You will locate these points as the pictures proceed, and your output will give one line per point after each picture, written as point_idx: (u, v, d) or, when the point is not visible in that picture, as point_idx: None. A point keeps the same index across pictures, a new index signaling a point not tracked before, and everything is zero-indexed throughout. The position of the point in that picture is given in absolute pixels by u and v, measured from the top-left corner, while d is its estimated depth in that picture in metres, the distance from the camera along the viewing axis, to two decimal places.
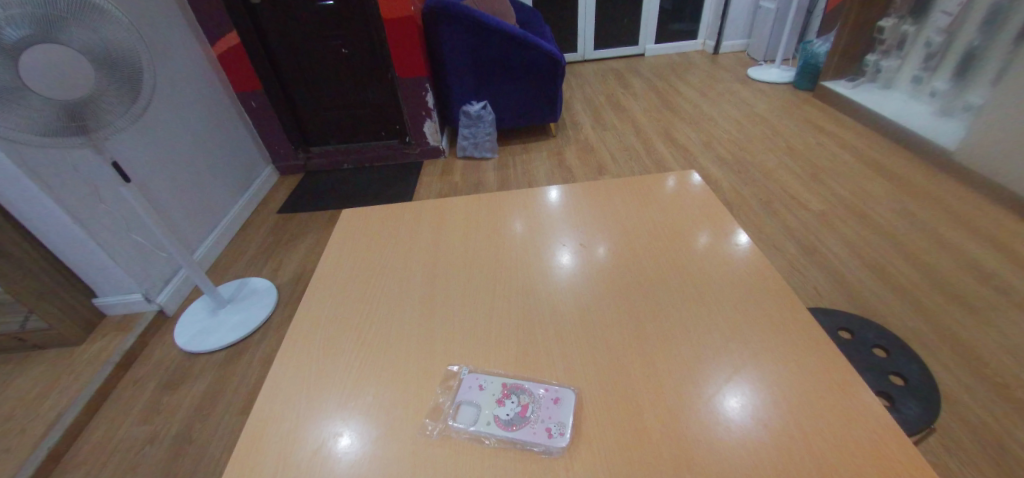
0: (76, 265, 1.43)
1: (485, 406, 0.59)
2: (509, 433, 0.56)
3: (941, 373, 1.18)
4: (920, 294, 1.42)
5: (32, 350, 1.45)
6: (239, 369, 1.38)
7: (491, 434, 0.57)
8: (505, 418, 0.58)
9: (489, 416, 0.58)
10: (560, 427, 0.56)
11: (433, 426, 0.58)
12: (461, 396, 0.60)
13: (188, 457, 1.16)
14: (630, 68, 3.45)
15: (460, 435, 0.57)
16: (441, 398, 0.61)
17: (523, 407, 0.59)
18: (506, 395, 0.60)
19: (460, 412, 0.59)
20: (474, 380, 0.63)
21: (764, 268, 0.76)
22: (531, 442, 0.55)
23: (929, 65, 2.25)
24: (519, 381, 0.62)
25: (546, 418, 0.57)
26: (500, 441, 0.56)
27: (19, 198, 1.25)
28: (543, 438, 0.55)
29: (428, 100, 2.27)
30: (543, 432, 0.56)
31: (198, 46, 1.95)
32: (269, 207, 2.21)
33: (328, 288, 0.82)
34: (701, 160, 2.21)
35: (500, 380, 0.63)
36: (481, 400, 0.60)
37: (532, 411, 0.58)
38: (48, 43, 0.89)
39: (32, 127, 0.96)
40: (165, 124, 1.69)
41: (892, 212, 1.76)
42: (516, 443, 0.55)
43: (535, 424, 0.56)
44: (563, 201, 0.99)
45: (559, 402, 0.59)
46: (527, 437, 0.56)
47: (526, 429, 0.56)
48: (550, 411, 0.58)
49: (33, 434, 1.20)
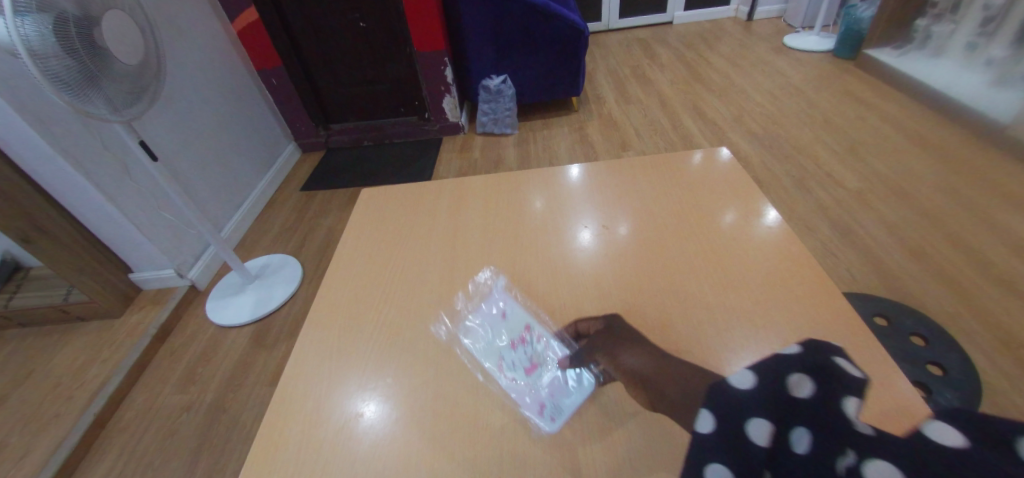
0: (113, 242, 1.49)
1: (495, 332, 0.66)
2: (505, 378, 0.60)
3: (982, 363, 1.13)
4: (964, 279, 1.34)
5: (77, 321, 1.53)
6: (268, 342, 1.43)
7: (488, 362, 0.63)
8: (509, 362, 0.62)
9: (495, 347, 0.65)
10: (558, 409, 0.56)
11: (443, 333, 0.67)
12: (478, 309, 0.70)
13: (222, 425, 1.22)
14: (656, 38, 3.30)
15: (456, 347, 0.65)
16: (467, 316, 0.69)
17: (533, 362, 0.62)
18: (522, 341, 0.65)
19: (468, 325, 0.68)
20: (497, 301, 0.71)
21: (797, 249, 0.72)
22: (519, 405, 0.57)
23: (985, 30, 1.97)
24: (541, 332, 0.65)
25: (546, 391, 0.58)
26: (494, 378, 0.60)
27: (58, 179, 1.29)
28: (534, 411, 0.56)
29: (446, 74, 2.22)
30: (534, 402, 0.57)
31: (218, 22, 1.94)
32: (292, 184, 2.23)
33: (348, 267, 0.82)
34: (730, 134, 2.11)
35: (523, 321, 0.67)
36: (494, 325, 0.67)
37: (539, 374, 0.61)
38: (115, 22, 0.98)
39: (92, 105, 0.98)
40: (188, 102, 1.71)
41: (937, 189, 1.66)
42: (503, 390, 0.59)
43: (531, 392, 0.58)
44: (584, 180, 0.95)
45: (577, 380, 0.59)
46: (520, 390, 0.59)
47: (524, 386, 0.59)
48: (557, 388, 0.58)
49: (80, 400, 1.28)
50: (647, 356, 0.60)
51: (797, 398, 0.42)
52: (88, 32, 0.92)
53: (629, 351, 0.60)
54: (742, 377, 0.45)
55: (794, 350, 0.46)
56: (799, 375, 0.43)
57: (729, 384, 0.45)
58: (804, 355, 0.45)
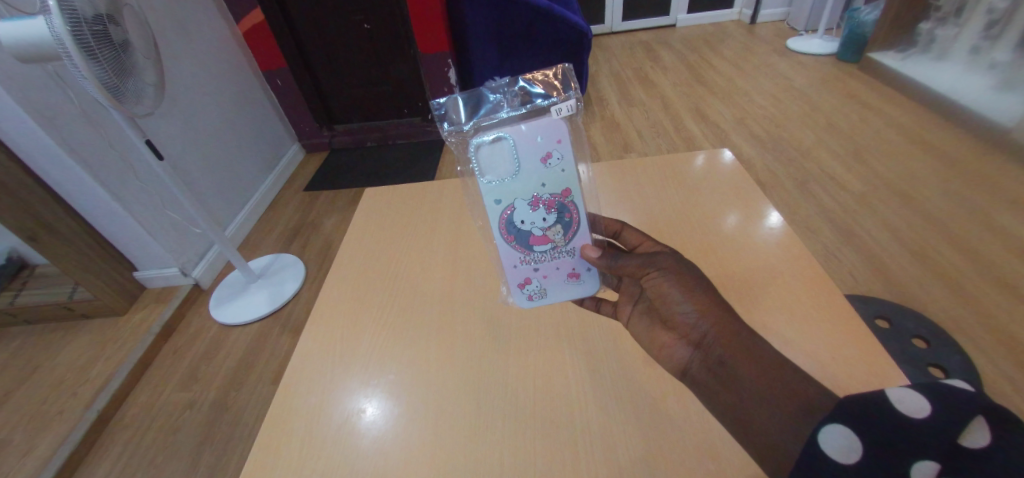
0: (119, 241, 1.50)
1: (533, 173, 0.61)
2: (512, 231, 0.63)
3: (984, 366, 1.12)
4: (966, 282, 1.33)
5: (80, 319, 1.54)
6: (271, 341, 1.44)
7: (507, 204, 0.62)
8: (525, 220, 0.62)
9: (523, 191, 0.61)
10: (539, 294, 0.67)
11: (477, 146, 0.61)
12: (534, 132, 0.61)
13: (223, 423, 1.22)
14: (659, 40, 3.31)
15: (481, 171, 0.61)
16: (516, 142, 0.61)
17: (548, 234, 0.63)
18: (551, 206, 0.62)
19: (508, 152, 0.61)
20: (557, 137, 0.61)
21: (798, 253, 0.72)
22: (509, 271, 0.66)
23: (989, 34, 1.97)
24: (575, 208, 0.62)
25: (541, 272, 0.66)
26: (501, 226, 0.63)
27: (64, 177, 1.31)
28: (520, 287, 0.67)
29: (450, 76, 2.24)
30: (524, 276, 0.66)
31: (223, 23, 1.96)
32: (296, 184, 2.24)
33: (350, 266, 0.82)
34: (733, 137, 2.11)
35: (565, 183, 0.62)
36: (538, 163, 0.61)
37: (546, 246, 0.64)
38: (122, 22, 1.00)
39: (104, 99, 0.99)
40: (193, 101, 1.72)
41: (940, 193, 1.65)
42: (502, 245, 0.64)
43: (526, 265, 0.65)
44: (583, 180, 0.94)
45: (575, 279, 0.66)
46: (519, 253, 0.64)
47: (524, 252, 0.64)
48: (551, 274, 0.66)
49: (84, 397, 1.29)
50: (704, 305, 0.54)
51: (964, 449, 0.33)
52: (101, 32, 0.94)
53: (685, 294, 0.55)
54: (909, 402, 0.35)
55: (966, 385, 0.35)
56: (978, 420, 0.33)
57: (892, 407, 0.35)
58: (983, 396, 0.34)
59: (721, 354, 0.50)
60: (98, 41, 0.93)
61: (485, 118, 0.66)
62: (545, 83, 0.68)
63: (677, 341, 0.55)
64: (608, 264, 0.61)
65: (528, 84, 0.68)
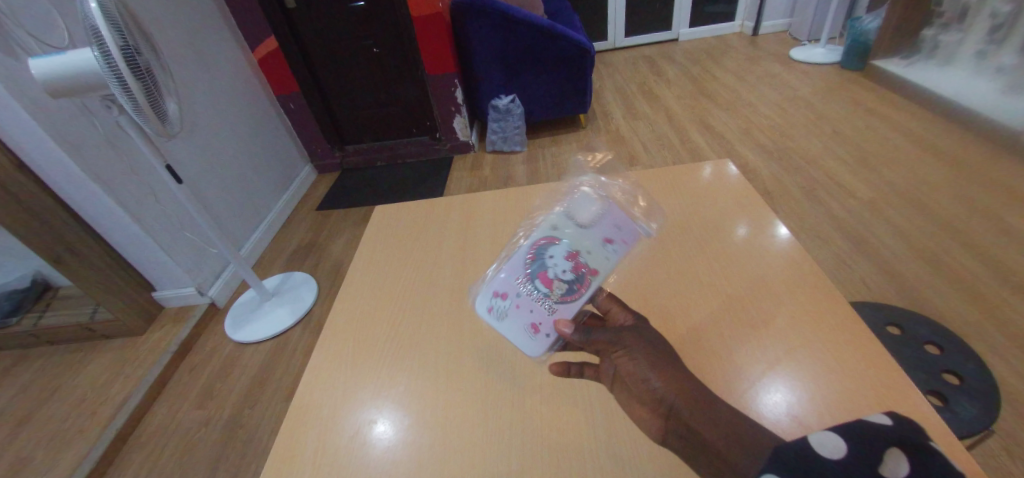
0: (139, 262, 1.55)
1: (591, 239, 0.62)
2: (536, 257, 0.61)
3: (1005, 372, 1.09)
4: (981, 287, 1.31)
5: (101, 339, 1.59)
6: (285, 358, 1.46)
7: (532, 246, 0.64)
8: (554, 257, 0.61)
9: (574, 241, 0.62)
10: (500, 314, 0.61)
11: (584, 195, 0.66)
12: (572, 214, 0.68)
13: (238, 440, 1.24)
14: (662, 54, 3.35)
15: (567, 205, 0.66)
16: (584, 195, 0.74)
17: (555, 282, 0.59)
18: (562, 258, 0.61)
19: (598, 210, 0.65)
20: (623, 237, 0.63)
21: (804, 262, 0.72)
22: (507, 313, 0.61)
23: (994, 38, 1.94)
24: (591, 285, 0.60)
25: (520, 298, 0.60)
26: (531, 248, 0.62)
27: (89, 202, 1.36)
28: (494, 294, 0.62)
29: (457, 95, 2.30)
30: (530, 321, 0.59)
31: (239, 51, 2.05)
32: (308, 204, 2.29)
33: (361, 282, 0.84)
34: (738, 147, 2.12)
35: (603, 265, 0.61)
36: (599, 239, 0.62)
37: (546, 289, 0.60)
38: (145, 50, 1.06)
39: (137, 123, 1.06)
40: (211, 127, 1.78)
41: (952, 197, 1.63)
42: (518, 256, 0.62)
43: (517, 284, 0.61)
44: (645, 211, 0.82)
45: (531, 333, 0.60)
46: (524, 271, 0.61)
47: (524, 279, 0.61)
48: (523, 307, 0.60)
49: (103, 416, 1.32)
50: (670, 377, 0.48)
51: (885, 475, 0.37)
52: (132, 63, 1.00)
53: (651, 366, 0.49)
54: (827, 439, 0.40)
55: (882, 419, 0.42)
56: (893, 450, 0.39)
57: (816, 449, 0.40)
58: (896, 430, 0.40)
59: (690, 426, 0.45)
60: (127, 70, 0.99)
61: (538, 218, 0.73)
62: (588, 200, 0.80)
63: (651, 415, 0.49)
64: (581, 339, 0.53)
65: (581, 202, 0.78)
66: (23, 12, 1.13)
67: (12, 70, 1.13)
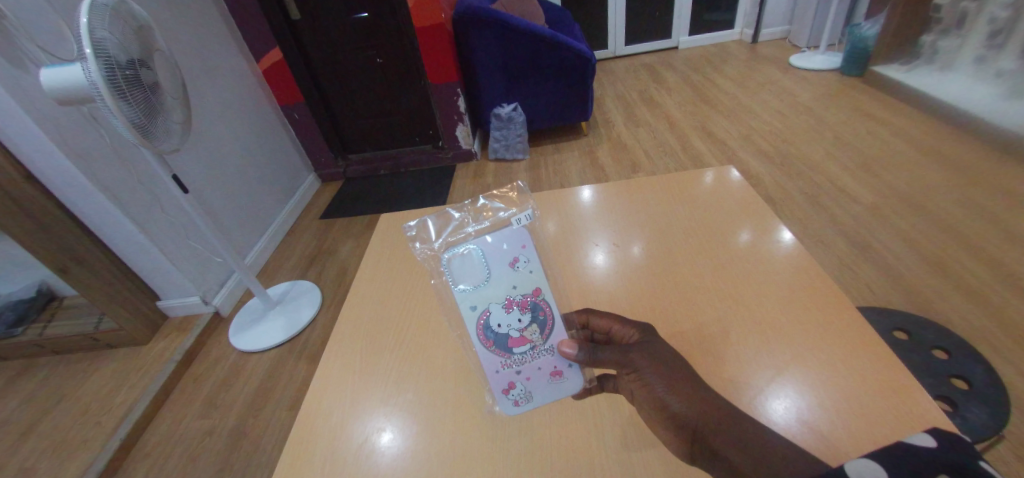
0: (144, 271, 1.56)
1: (503, 276, 0.58)
2: (490, 337, 0.57)
3: (1013, 377, 1.08)
4: (987, 292, 1.30)
5: (105, 349, 1.59)
6: (289, 367, 1.46)
7: (482, 309, 0.57)
8: (501, 322, 0.57)
9: (495, 294, 0.58)
10: (526, 398, 0.58)
11: (450, 258, 0.59)
12: (499, 240, 0.59)
13: (242, 449, 1.23)
14: (662, 62, 3.37)
15: (454, 280, 0.59)
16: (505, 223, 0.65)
17: (525, 334, 0.57)
18: (524, 306, 0.57)
19: (478, 261, 0.58)
20: (520, 243, 0.59)
21: (809, 268, 0.72)
22: (491, 376, 0.57)
23: (994, 42, 1.95)
24: (548, 305, 0.58)
25: (524, 374, 0.57)
26: (479, 334, 0.57)
27: (96, 212, 1.38)
28: (503, 393, 0.58)
29: (460, 104, 2.31)
30: (507, 381, 0.57)
31: (245, 62, 2.07)
32: (312, 213, 2.31)
33: (367, 289, 0.84)
34: (740, 153, 2.13)
35: (534, 282, 0.58)
36: (506, 268, 0.58)
37: (524, 348, 0.57)
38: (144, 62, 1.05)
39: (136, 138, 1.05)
40: (216, 138, 1.80)
41: (954, 202, 1.63)
42: (480, 350, 0.57)
43: (507, 368, 0.57)
44: (526, 194, 0.71)
45: (559, 378, 0.57)
46: (498, 357, 0.57)
47: (504, 354, 0.57)
48: (534, 376, 0.57)
49: (107, 426, 1.31)
50: (688, 394, 0.50)
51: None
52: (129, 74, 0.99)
53: (662, 381, 0.51)
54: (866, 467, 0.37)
55: (927, 442, 0.39)
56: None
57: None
58: (942, 453, 0.37)
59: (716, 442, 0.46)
60: (127, 83, 0.99)
61: (452, 235, 0.67)
62: (504, 200, 0.72)
63: (672, 432, 0.49)
64: (589, 358, 0.55)
65: (489, 201, 0.72)
66: (32, 24, 1.15)
67: (22, 81, 1.15)
